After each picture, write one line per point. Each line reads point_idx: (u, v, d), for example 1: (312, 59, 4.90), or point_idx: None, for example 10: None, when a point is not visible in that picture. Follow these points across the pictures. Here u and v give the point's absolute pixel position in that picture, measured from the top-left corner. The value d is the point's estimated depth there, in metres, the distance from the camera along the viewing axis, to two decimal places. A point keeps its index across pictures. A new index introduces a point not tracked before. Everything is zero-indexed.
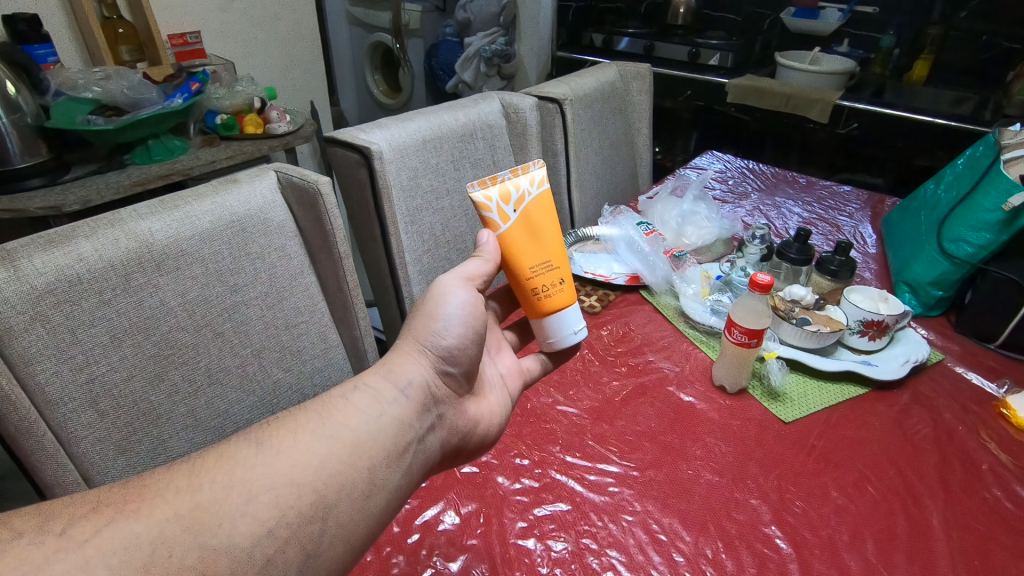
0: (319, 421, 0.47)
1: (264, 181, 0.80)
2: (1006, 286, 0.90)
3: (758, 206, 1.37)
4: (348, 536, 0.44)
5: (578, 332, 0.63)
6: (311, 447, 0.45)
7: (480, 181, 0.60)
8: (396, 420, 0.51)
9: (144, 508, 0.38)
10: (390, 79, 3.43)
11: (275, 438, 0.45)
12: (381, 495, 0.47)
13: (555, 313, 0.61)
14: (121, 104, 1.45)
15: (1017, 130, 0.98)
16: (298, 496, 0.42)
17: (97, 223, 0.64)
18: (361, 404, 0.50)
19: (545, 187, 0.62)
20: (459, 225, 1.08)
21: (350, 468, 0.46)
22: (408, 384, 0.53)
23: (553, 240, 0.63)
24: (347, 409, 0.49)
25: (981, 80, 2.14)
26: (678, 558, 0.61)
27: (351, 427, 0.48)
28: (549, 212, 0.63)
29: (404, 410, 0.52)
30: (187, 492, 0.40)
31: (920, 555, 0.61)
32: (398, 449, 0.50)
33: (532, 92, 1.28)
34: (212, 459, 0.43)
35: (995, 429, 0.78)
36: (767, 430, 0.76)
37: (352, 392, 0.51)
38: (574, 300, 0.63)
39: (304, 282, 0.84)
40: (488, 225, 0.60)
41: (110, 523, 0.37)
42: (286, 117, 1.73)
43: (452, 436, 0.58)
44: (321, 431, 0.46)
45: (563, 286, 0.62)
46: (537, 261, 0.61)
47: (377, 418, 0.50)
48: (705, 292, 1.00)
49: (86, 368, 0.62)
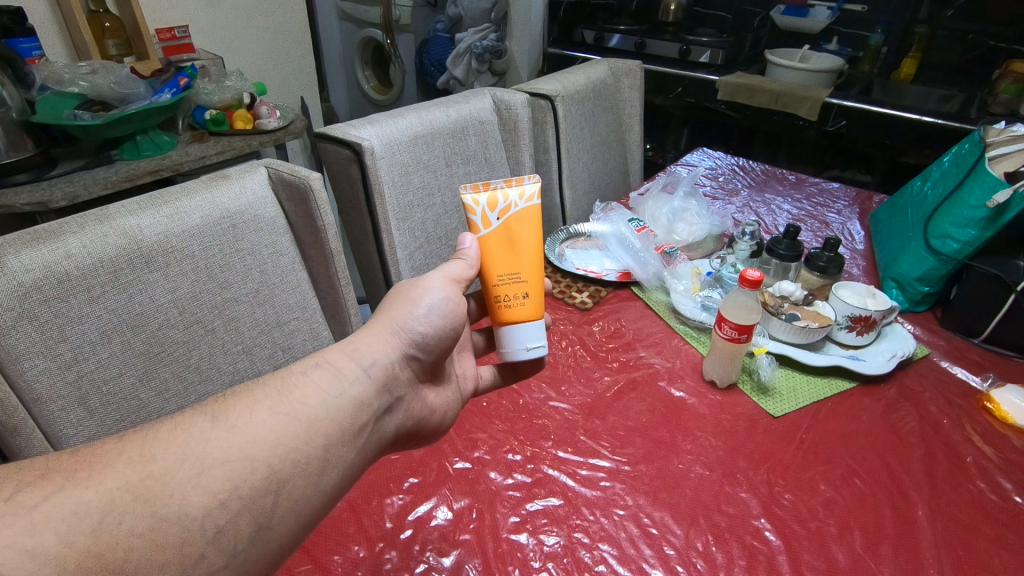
0: (277, 398, 0.47)
1: (254, 177, 0.79)
2: (989, 281, 0.91)
3: (748, 202, 1.38)
4: (299, 511, 0.45)
5: (533, 350, 0.59)
6: (267, 423, 0.45)
7: (474, 187, 0.62)
8: (355, 399, 0.51)
9: (94, 477, 0.38)
10: (380, 74, 3.42)
11: (230, 413, 0.45)
12: (335, 472, 0.47)
13: (512, 324, 0.59)
14: (109, 99, 1.43)
15: (1000, 127, 0.98)
16: (251, 471, 0.42)
17: (84, 219, 0.64)
18: (321, 381, 0.50)
19: (534, 203, 0.62)
20: (451, 220, 1.08)
21: (306, 445, 0.46)
22: (372, 365, 0.54)
23: (531, 255, 0.61)
24: (306, 387, 0.49)
25: (967, 78, 2.17)
26: (669, 551, 0.61)
27: (309, 404, 0.48)
28: (533, 228, 0.62)
29: (364, 390, 0.52)
30: (139, 462, 0.39)
31: (906, 546, 0.63)
32: (354, 428, 0.50)
33: (523, 88, 1.28)
34: (167, 430, 0.42)
35: (978, 423, 0.79)
36: (756, 424, 0.77)
37: (312, 369, 0.51)
38: (537, 316, 0.59)
39: (295, 278, 0.83)
40: (471, 229, 0.61)
41: (59, 489, 0.36)
42: (277, 112, 1.72)
43: (407, 419, 0.58)
44: (278, 408, 0.46)
45: (527, 301, 0.59)
46: (506, 270, 0.60)
47: (337, 397, 0.50)
48: (696, 288, 1.01)
49: (75, 366, 0.62)
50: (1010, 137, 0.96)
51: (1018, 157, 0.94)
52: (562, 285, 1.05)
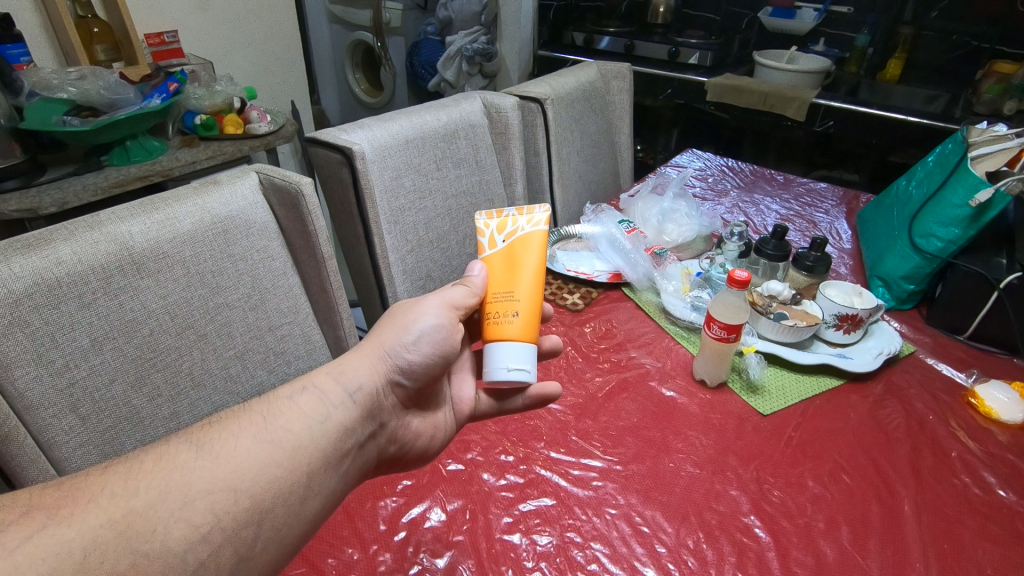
0: (262, 425, 0.48)
1: (245, 183, 0.79)
2: (972, 278, 0.93)
3: (737, 203, 1.40)
4: (280, 542, 0.45)
5: (514, 371, 0.54)
6: (251, 451, 0.46)
7: (491, 214, 0.64)
8: (339, 424, 0.52)
9: (77, 512, 0.38)
10: (371, 77, 3.42)
11: (216, 441, 0.45)
12: (317, 500, 0.48)
13: (492, 340, 0.56)
14: (98, 105, 1.42)
15: (983, 128, 1.03)
16: (234, 502, 0.43)
17: (77, 226, 0.64)
18: (306, 407, 0.51)
19: (541, 229, 0.62)
20: (442, 223, 1.09)
21: (290, 474, 0.46)
22: (357, 390, 0.54)
23: (532, 280, 0.60)
24: (291, 413, 0.50)
25: (951, 78, 2.20)
26: (660, 549, 0.62)
27: (293, 432, 0.49)
28: (539, 254, 0.61)
29: (348, 415, 0.53)
30: (122, 497, 0.40)
31: (893, 541, 0.64)
32: (338, 455, 0.51)
33: (514, 91, 1.29)
34: (151, 460, 0.43)
35: (963, 418, 0.81)
36: (746, 422, 0.78)
37: (298, 393, 0.51)
38: (525, 338, 0.56)
39: (287, 282, 0.83)
40: (477, 249, 0.62)
41: (41, 529, 0.36)
42: (267, 117, 1.73)
43: (389, 444, 0.59)
44: (262, 436, 0.47)
45: (517, 319, 0.57)
46: (502, 288, 0.59)
47: (321, 422, 0.51)
48: (686, 289, 1.01)
49: (66, 372, 0.62)
50: (992, 137, 0.99)
51: (998, 155, 0.96)
52: (555, 287, 1.05)
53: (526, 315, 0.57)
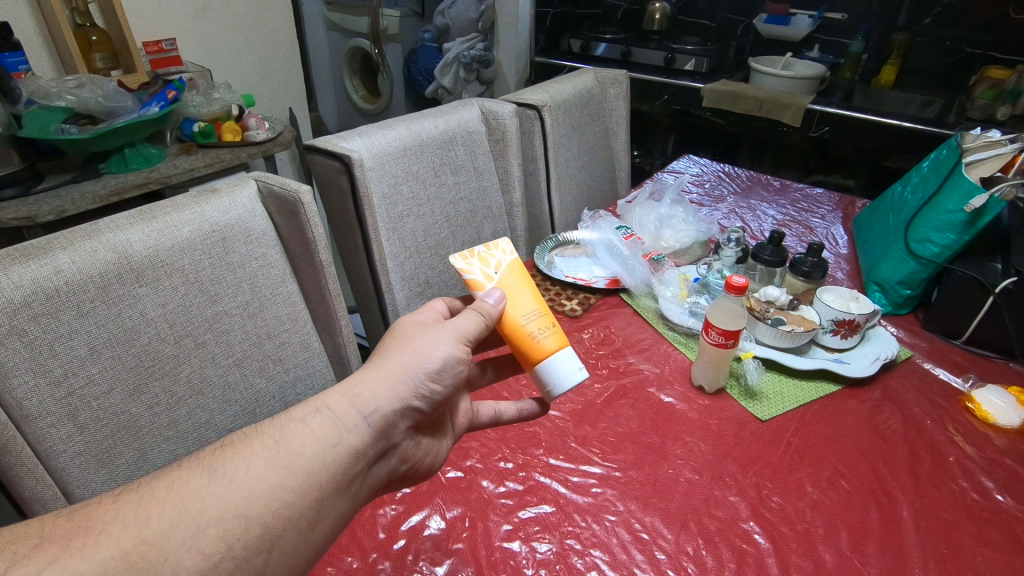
0: (274, 448, 0.47)
1: (243, 190, 0.79)
2: (967, 283, 0.93)
3: (734, 208, 1.40)
4: (290, 564, 0.45)
5: (579, 373, 0.58)
6: (262, 476, 0.45)
7: (461, 255, 0.63)
8: (352, 449, 0.50)
9: (89, 544, 0.38)
10: (369, 84, 3.44)
11: (228, 466, 0.45)
12: (325, 524, 0.48)
13: (548, 355, 0.58)
14: (96, 113, 1.42)
15: (976, 135, 1.03)
16: (245, 529, 0.43)
17: (75, 235, 0.64)
18: (319, 430, 0.49)
19: (516, 254, 0.64)
20: (441, 229, 1.09)
21: (301, 500, 0.46)
22: (373, 413, 0.52)
23: (538, 297, 0.62)
24: (304, 436, 0.49)
25: (945, 84, 2.22)
26: (660, 556, 0.62)
27: (305, 456, 0.48)
28: (528, 275, 0.63)
29: (361, 439, 0.51)
30: (133, 527, 0.40)
31: (892, 546, 0.64)
32: (348, 478, 0.50)
33: (512, 97, 1.29)
34: (163, 487, 0.43)
35: (960, 423, 0.81)
36: (744, 428, 0.79)
37: (311, 416, 0.50)
38: (568, 343, 0.60)
39: (286, 289, 0.83)
40: (476, 287, 0.61)
41: (54, 561, 0.37)
42: (265, 125, 1.73)
43: (400, 463, 0.58)
44: (273, 460, 0.46)
45: (555, 330, 0.60)
46: (524, 310, 0.60)
47: (333, 446, 0.49)
48: (683, 294, 1.02)
49: (64, 382, 0.62)
50: (985, 143, 0.99)
51: (994, 161, 0.96)
52: (553, 293, 1.05)
53: (546, 319, 0.60)
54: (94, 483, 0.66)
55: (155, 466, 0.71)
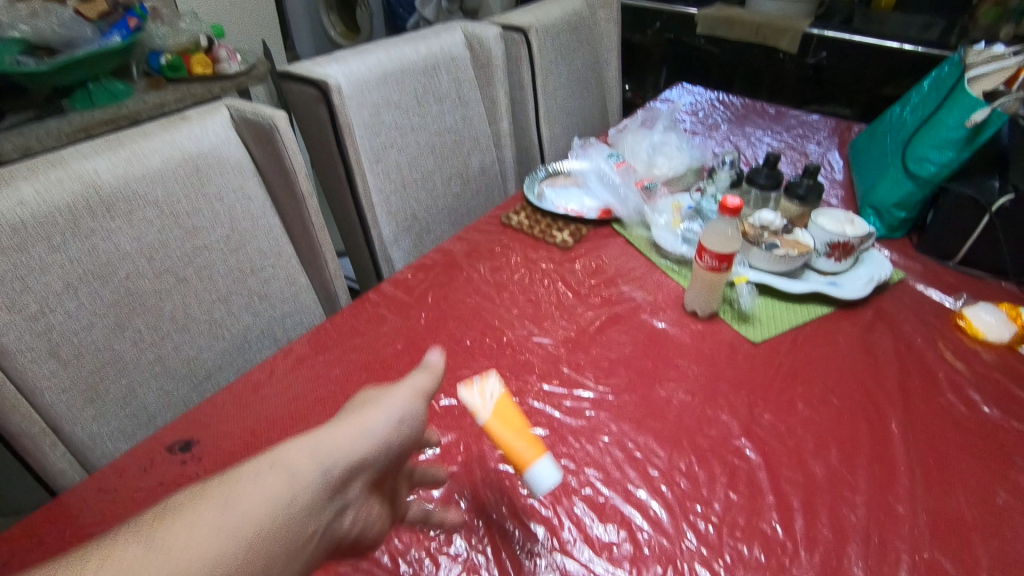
0: (206, 517, 0.35)
1: (215, 118, 0.75)
2: (966, 203, 0.91)
3: (728, 136, 1.37)
4: None
5: (549, 480, 0.51)
6: (192, 555, 0.33)
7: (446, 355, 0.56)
8: (310, 509, 0.39)
9: None
10: (346, 19, 3.27)
11: (141, 544, 0.33)
12: None
13: (522, 468, 0.51)
14: (54, 45, 1.34)
15: (979, 49, 0.98)
16: None
17: (38, 164, 0.61)
18: (269, 489, 0.37)
19: (492, 384, 0.54)
20: (426, 162, 1.05)
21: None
22: (332, 469, 0.41)
23: (519, 422, 0.54)
24: (248, 496, 0.37)
25: (946, 5, 2.14)
26: (654, 473, 0.63)
27: (251, 522, 0.36)
28: (509, 408, 0.54)
29: (319, 499, 0.40)
30: None
31: (881, 458, 0.65)
32: (303, 546, 0.38)
33: (497, 20, 1.22)
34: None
35: (951, 340, 0.82)
36: (737, 351, 0.79)
37: (257, 471, 0.38)
38: (542, 451, 0.52)
39: (267, 223, 0.80)
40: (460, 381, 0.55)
41: None
42: (238, 57, 1.64)
43: (355, 531, 0.45)
44: (207, 535, 0.34)
45: (528, 444, 0.52)
46: (500, 428, 0.53)
47: (288, 507, 0.38)
48: (677, 222, 1.00)
49: (42, 318, 0.60)
50: (988, 57, 0.94)
51: (994, 75, 0.92)
52: (543, 225, 1.03)
53: (523, 439, 0.52)
54: (83, 420, 0.64)
55: (144, 404, 0.70)
